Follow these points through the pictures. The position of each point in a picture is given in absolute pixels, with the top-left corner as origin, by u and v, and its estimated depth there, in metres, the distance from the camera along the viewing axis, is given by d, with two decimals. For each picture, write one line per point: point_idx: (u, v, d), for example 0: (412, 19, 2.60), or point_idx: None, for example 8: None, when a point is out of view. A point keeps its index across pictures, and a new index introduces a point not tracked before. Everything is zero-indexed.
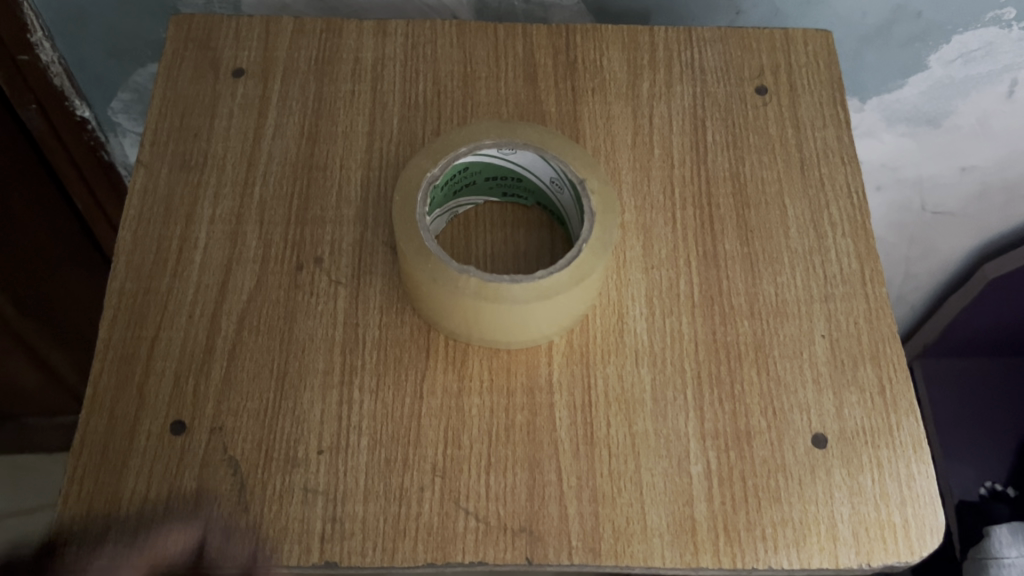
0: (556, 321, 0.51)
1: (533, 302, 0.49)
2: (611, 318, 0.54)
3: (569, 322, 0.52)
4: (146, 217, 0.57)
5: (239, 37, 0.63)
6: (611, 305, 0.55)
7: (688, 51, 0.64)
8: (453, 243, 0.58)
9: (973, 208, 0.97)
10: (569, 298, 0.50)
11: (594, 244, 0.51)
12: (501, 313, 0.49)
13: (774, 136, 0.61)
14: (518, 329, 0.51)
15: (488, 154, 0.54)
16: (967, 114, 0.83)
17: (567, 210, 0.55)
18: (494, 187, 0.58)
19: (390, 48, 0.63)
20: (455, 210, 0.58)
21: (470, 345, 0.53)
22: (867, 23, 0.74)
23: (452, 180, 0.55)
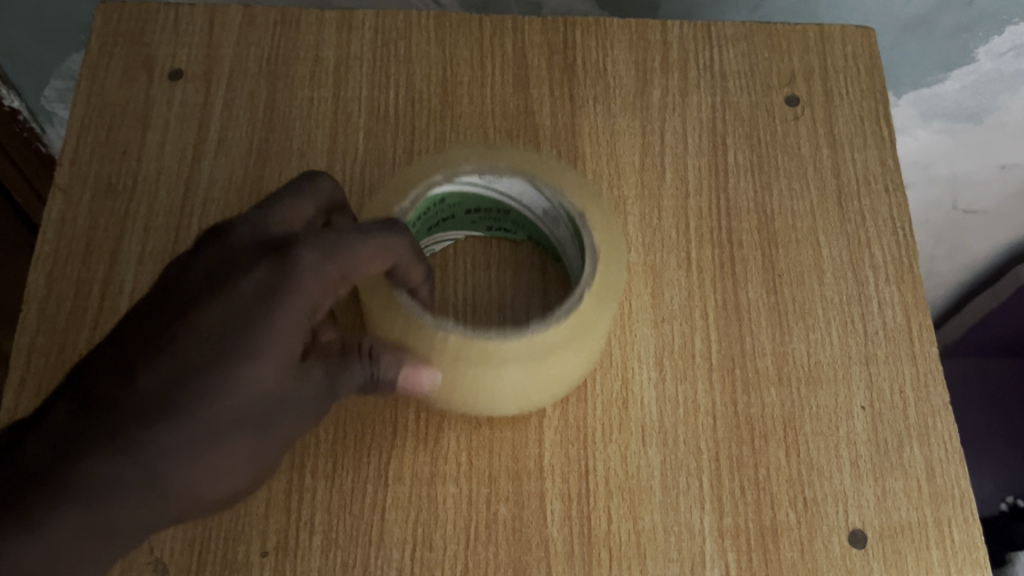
0: (551, 380, 0.43)
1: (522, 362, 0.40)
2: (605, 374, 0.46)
3: (565, 381, 0.44)
4: (64, 255, 0.48)
5: (177, 29, 0.54)
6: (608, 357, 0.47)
7: (707, 52, 0.55)
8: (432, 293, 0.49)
9: (1009, 208, 0.88)
10: (568, 352, 0.41)
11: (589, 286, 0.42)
12: (485, 373, 0.41)
13: (806, 158, 0.52)
14: (503, 392, 0.42)
15: (467, 182, 0.45)
16: (1013, 111, 0.74)
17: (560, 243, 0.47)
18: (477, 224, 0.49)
19: (357, 45, 0.54)
20: (431, 250, 0.49)
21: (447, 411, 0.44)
22: (910, 12, 0.65)
23: (426, 215, 0.46)
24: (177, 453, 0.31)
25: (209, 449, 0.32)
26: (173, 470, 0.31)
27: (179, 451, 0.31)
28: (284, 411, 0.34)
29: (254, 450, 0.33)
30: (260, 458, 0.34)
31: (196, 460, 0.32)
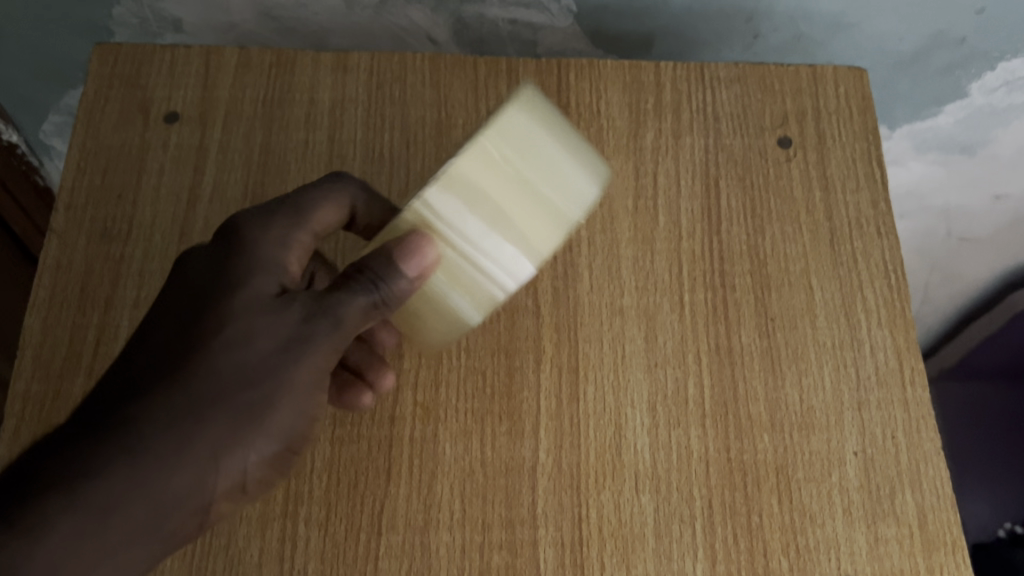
0: (533, 225, 0.39)
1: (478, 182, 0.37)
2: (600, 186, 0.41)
3: (552, 225, 0.39)
4: (59, 300, 0.48)
5: (172, 72, 0.54)
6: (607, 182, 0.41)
7: (700, 94, 0.55)
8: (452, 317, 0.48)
9: (1003, 236, 0.88)
10: (523, 158, 0.38)
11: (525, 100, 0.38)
12: (450, 227, 0.38)
13: (799, 200, 0.52)
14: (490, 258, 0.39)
15: None
16: (1006, 143, 0.75)
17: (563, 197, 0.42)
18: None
19: (352, 86, 0.54)
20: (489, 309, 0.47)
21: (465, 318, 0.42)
22: (902, 49, 0.65)
23: None
24: (198, 390, 0.37)
25: (226, 385, 0.37)
26: (198, 407, 0.36)
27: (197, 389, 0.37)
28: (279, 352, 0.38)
29: (261, 389, 0.38)
30: (268, 400, 0.38)
31: (217, 397, 0.37)
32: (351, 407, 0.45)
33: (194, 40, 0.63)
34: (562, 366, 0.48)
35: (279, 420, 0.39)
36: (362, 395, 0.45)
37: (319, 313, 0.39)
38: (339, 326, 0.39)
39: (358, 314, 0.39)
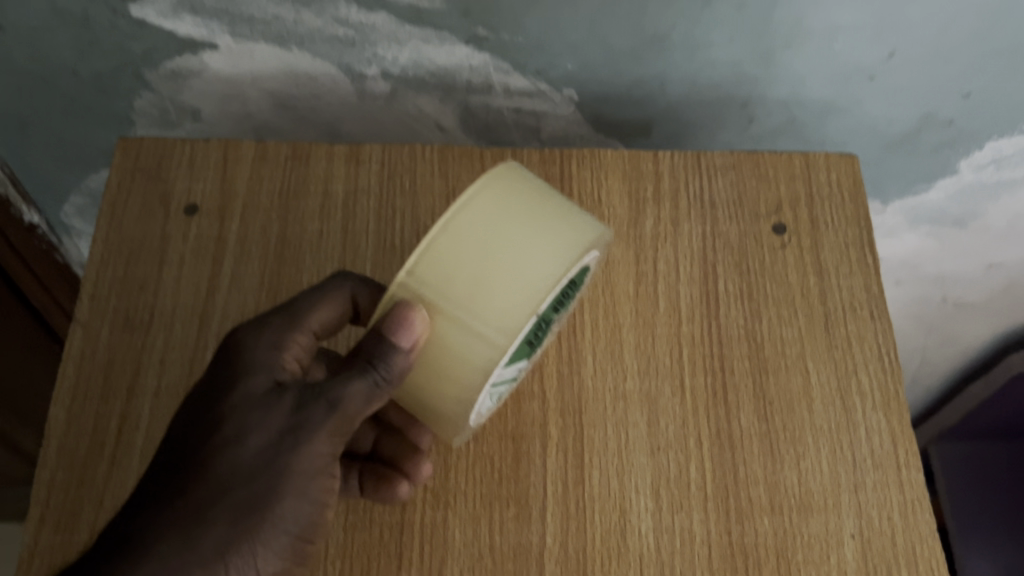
0: (519, 271, 0.40)
1: (453, 238, 0.40)
2: (586, 240, 0.43)
3: (537, 272, 0.40)
4: (83, 390, 0.50)
5: (192, 165, 0.56)
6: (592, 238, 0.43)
7: (697, 181, 0.57)
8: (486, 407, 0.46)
9: (998, 302, 0.90)
10: (490, 214, 0.41)
11: (504, 174, 0.43)
12: (439, 284, 0.40)
13: (793, 285, 0.54)
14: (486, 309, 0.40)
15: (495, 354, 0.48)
16: (997, 216, 0.77)
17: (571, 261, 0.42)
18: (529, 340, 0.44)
19: (364, 178, 0.56)
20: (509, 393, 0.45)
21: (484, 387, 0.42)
22: (892, 131, 0.68)
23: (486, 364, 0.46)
24: (203, 495, 0.38)
25: (228, 488, 0.39)
26: (202, 514, 0.38)
27: (201, 495, 0.38)
28: (279, 446, 0.40)
29: (263, 485, 0.39)
30: (271, 497, 0.39)
31: (219, 500, 0.38)
32: (389, 499, 0.47)
33: (208, 136, 0.68)
34: (567, 451, 0.49)
35: (286, 516, 0.40)
36: (398, 484, 0.46)
37: (315, 403, 0.40)
38: (338, 412, 0.40)
39: (357, 397, 0.40)
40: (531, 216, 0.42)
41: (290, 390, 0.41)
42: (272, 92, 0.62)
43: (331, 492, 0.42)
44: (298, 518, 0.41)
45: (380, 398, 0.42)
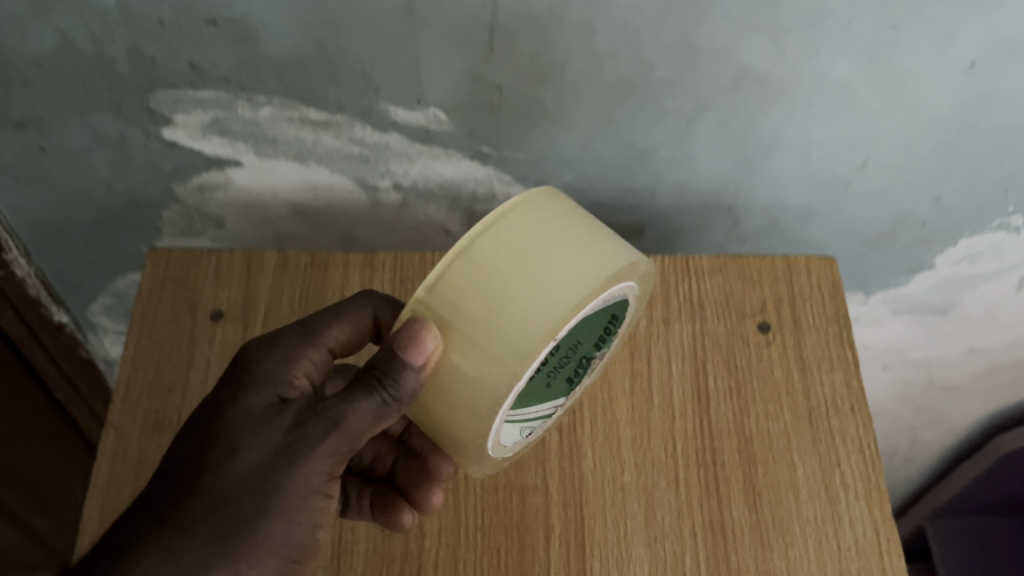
0: (535, 286, 0.42)
1: (475, 254, 0.42)
2: (613, 264, 0.44)
3: (558, 290, 0.42)
4: (115, 487, 0.53)
5: (218, 274, 0.61)
6: (622, 263, 0.45)
7: (685, 283, 0.62)
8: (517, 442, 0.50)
9: (983, 384, 0.93)
10: (515, 232, 0.43)
11: (530, 198, 0.45)
12: (460, 300, 0.42)
13: (779, 382, 0.58)
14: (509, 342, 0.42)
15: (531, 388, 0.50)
16: (975, 305, 0.80)
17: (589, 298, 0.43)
18: (558, 379, 0.48)
19: (378, 283, 0.61)
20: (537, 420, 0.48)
21: (502, 407, 0.43)
22: (870, 230, 0.72)
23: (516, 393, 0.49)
24: (199, 511, 0.42)
25: (224, 503, 0.42)
26: (195, 529, 0.42)
27: (196, 509, 0.42)
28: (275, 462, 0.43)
29: (256, 503, 0.43)
30: (264, 513, 0.43)
31: (214, 512, 0.42)
32: (395, 526, 0.51)
33: (230, 245, 0.73)
34: (570, 542, 0.52)
35: (276, 533, 0.43)
36: (404, 513, 0.51)
37: (316, 425, 0.43)
38: (338, 433, 0.43)
39: (359, 414, 0.43)
40: (558, 237, 0.44)
41: (295, 408, 0.44)
42: (292, 203, 0.68)
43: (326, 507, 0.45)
44: (288, 534, 0.44)
45: (389, 416, 0.44)
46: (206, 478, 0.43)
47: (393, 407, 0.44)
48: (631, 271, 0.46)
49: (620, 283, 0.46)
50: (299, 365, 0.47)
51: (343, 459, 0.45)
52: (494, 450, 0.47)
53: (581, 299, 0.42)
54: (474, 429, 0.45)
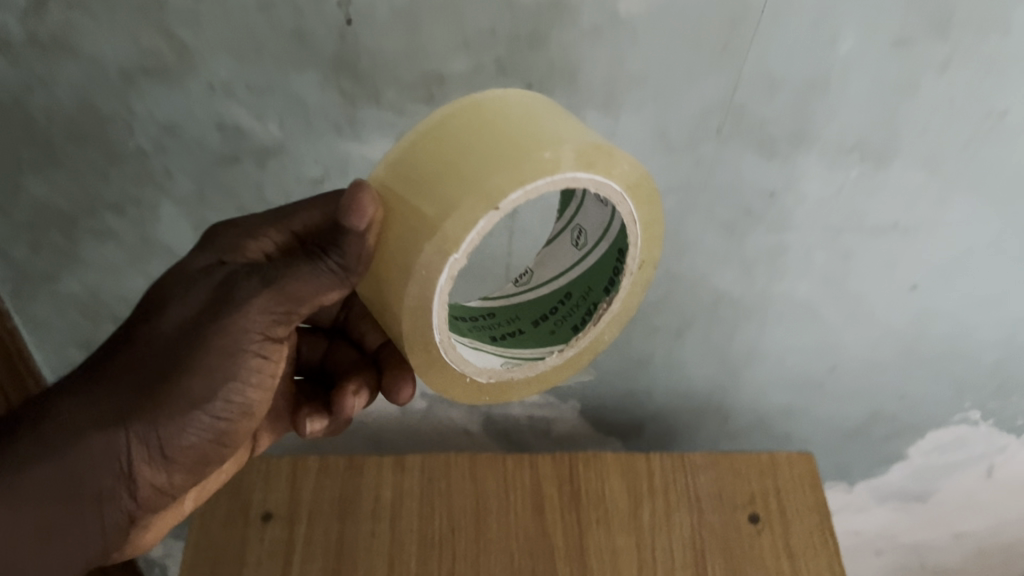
0: (484, 153, 0.40)
1: (433, 132, 0.42)
2: (576, 143, 0.41)
3: (500, 156, 0.40)
4: None
5: (267, 480, 0.68)
6: (591, 144, 0.41)
7: (681, 479, 0.69)
8: (510, 377, 0.51)
9: (974, 566, 0.99)
10: (478, 113, 0.42)
11: (516, 94, 0.44)
12: (413, 175, 0.42)
13: (770, 569, 0.65)
14: (533, 273, 0.58)
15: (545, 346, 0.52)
16: (952, 492, 0.87)
17: (609, 230, 0.49)
18: (564, 329, 0.53)
19: (409, 483, 0.68)
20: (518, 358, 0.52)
21: (436, 288, 0.42)
22: (846, 425, 0.80)
23: (531, 335, 0.54)
24: (125, 366, 0.46)
25: (151, 350, 0.45)
26: (119, 379, 0.46)
27: (123, 363, 0.46)
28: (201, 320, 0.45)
29: (176, 360, 0.45)
30: (184, 367, 0.45)
31: (136, 362, 0.45)
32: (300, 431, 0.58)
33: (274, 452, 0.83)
34: None
35: (195, 387, 0.46)
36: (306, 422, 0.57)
37: (254, 286, 0.44)
38: (274, 294, 0.44)
39: (301, 283, 0.44)
40: (522, 117, 0.42)
41: (238, 274, 0.45)
42: None
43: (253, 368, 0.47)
44: (210, 394, 0.47)
45: (337, 288, 0.45)
46: (135, 336, 0.46)
47: (334, 272, 0.44)
48: (607, 159, 0.42)
49: (595, 174, 0.42)
50: (256, 238, 0.48)
51: (282, 318, 0.45)
52: (443, 349, 0.47)
53: (520, 169, 0.40)
54: (416, 318, 0.44)
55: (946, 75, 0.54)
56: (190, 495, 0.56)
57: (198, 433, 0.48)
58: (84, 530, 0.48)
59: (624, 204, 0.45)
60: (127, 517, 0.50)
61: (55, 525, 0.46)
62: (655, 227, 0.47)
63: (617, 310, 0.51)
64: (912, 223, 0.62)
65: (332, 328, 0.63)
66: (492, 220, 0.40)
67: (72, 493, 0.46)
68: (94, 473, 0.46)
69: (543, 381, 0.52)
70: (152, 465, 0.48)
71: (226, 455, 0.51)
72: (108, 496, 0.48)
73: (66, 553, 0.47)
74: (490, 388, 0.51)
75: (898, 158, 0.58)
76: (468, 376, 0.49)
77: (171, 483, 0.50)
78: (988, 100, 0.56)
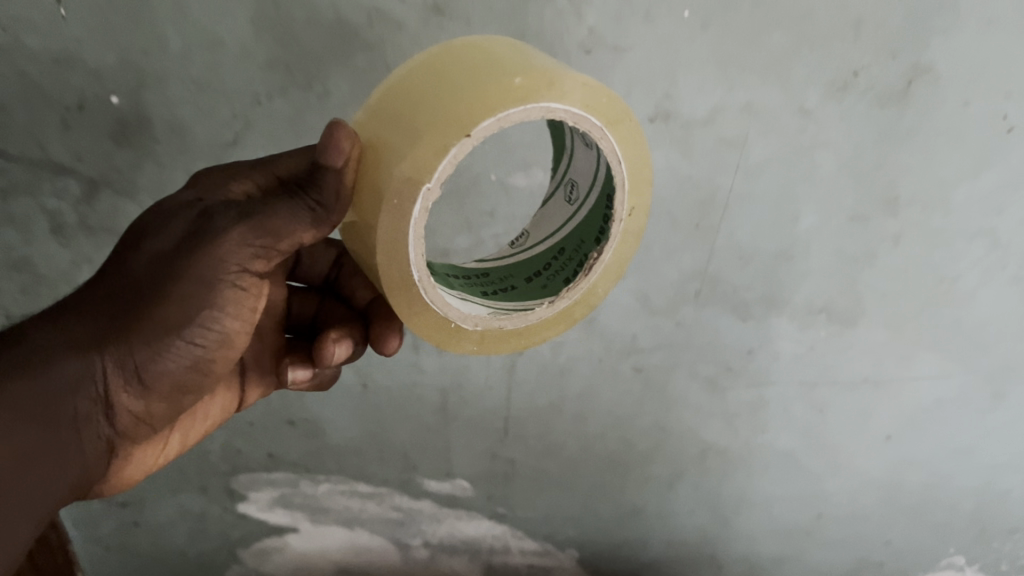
0: (456, 82, 0.37)
1: (409, 73, 0.40)
2: (548, 72, 0.37)
3: (472, 84, 0.37)
4: None
5: None
6: (571, 76, 0.37)
7: None
8: (500, 328, 0.45)
9: None
10: (454, 54, 0.40)
11: (496, 39, 0.41)
12: (388, 114, 0.39)
13: None
14: (530, 238, 0.52)
15: (532, 300, 0.46)
16: None
17: (598, 175, 0.45)
18: (556, 281, 0.46)
19: None
20: (505, 307, 0.45)
21: (410, 223, 0.38)
22: (835, 570, 0.83)
23: (517, 290, 0.48)
24: (102, 295, 0.42)
25: (129, 279, 0.41)
26: (95, 308, 0.42)
27: (100, 294, 0.42)
28: (181, 244, 0.41)
29: (152, 283, 0.40)
30: (160, 291, 0.40)
31: (117, 291, 0.41)
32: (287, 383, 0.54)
33: None
34: None
35: (173, 315, 0.41)
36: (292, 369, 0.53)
37: (224, 217, 0.40)
38: (249, 225, 0.40)
39: (283, 218, 0.40)
40: (500, 52, 0.39)
41: (209, 205, 0.41)
42: (337, 561, 0.81)
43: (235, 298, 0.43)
44: (187, 321, 0.42)
45: (319, 230, 0.41)
46: (112, 266, 0.42)
47: (312, 209, 0.40)
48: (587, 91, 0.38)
49: (571, 106, 0.38)
50: (240, 180, 0.43)
51: (259, 251, 0.41)
52: (423, 289, 0.41)
53: (489, 95, 0.36)
54: (395, 252, 0.39)
55: (899, 247, 0.61)
56: (178, 426, 0.52)
57: (175, 360, 0.43)
58: (65, 457, 0.42)
59: (607, 143, 0.40)
60: (104, 449, 0.45)
61: (32, 447, 0.40)
62: (642, 170, 0.42)
63: (610, 262, 0.45)
64: (881, 378, 0.67)
65: (325, 286, 0.58)
66: (465, 148, 0.37)
67: (52, 417, 0.41)
68: (70, 396, 0.41)
69: (528, 336, 0.46)
70: (128, 392, 0.43)
71: (207, 385, 0.47)
72: (87, 421, 0.43)
73: (45, 485, 0.41)
74: (475, 336, 0.44)
75: (863, 320, 0.64)
76: (453, 322, 0.43)
77: (149, 411, 0.45)
78: (940, 268, 0.62)
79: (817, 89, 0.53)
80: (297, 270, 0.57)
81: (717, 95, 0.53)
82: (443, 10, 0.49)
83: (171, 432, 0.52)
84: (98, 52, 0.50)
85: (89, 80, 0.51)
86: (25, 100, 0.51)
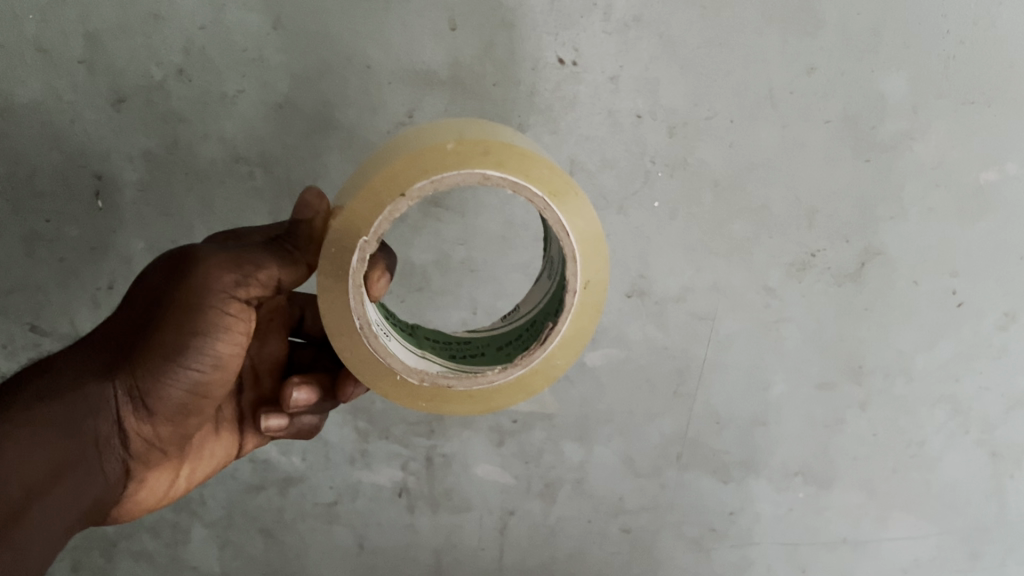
0: (405, 148, 0.37)
1: (377, 150, 0.39)
2: (485, 142, 0.35)
3: (411, 150, 0.35)
4: None
5: None
6: (510, 145, 0.35)
7: None
8: (450, 389, 0.39)
9: None
10: (423, 130, 0.39)
11: (479, 120, 0.40)
12: (352, 178, 0.38)
13: None
14: (521, 307, 0.46)
15: (491, 365, 0.40)
16: None
17: (556, 244, 0.40)
18: (516, 349, 0.41)
19: None
20: (460, 370, 0.40)
21: (349, 272, 0.36)
22: None
23: (479, 356, 0.42)
24: (113, 336, 0.41)
25: (137, 314, 0.40)
26: (106, 346, 0.41)
27: (108, 335, 0.41)
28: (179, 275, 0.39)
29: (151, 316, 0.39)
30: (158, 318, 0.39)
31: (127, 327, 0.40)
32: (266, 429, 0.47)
33: None
34: None
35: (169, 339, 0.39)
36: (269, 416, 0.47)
37: (213, 253, 0.39)
38: (231, 258, 0.39)
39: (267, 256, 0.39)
40: (463, 127, 0.38)
41: (199, 244, 0.40)
42: None
43: (235, 322, 0.40)
44: (183, 346, 0.39)
45: (299, 273, 0.40)
46: (124, 308, 0.41)
47: (286, 253, 0.40)
48: (524, 159, 0.35)
49: (510, 174, 0.35)
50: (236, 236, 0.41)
51: (242, 280, 0.39)
52: (367, 337, 0.38)
53: (420, 157, 0.35)
54: (338, 298, 0.37)
55: (866, 412, 0.65)
56: (184, 478, 0.47)
57: (174, 382, 0.40)
58: (80, 490, 0.40)
59: (552, 215, 0.36)
60: (111, 488, 0.42)
61: (52, 469, 0.38)
62: (592, 244, 0.38)
63: (569, 334, 0.39)
64: (859, 538, 0.70)
65: (325, 342, 0.52)
66: (400, 207, 0.35)
67: (68, 441, 0.39)
68: (79, 422, 0.39)
69: (483, 403, 0.40)
70: (134, 413, 0.40)
71: (210, 408, 0.43)
72: (100, 446, 0.40)
73: (63, 513, 0.38)
74: (424, 393, 0.39)
75: (837, 484, 0.67)
76: (396, 374, 0.38)
77: (155, 435, 0.42)
78: (906, 433, 0.65)
79: (778, 270, 0.59)
80: (299, 328, 0.51)
81: (685, 276, 0.59)
82: (442, 205, 0.56)
83: (181, 468, 0.46)
84: (131, 240, 0.56)
85: (121, 264, 0.56)
86: (61, 283, 0.57)
